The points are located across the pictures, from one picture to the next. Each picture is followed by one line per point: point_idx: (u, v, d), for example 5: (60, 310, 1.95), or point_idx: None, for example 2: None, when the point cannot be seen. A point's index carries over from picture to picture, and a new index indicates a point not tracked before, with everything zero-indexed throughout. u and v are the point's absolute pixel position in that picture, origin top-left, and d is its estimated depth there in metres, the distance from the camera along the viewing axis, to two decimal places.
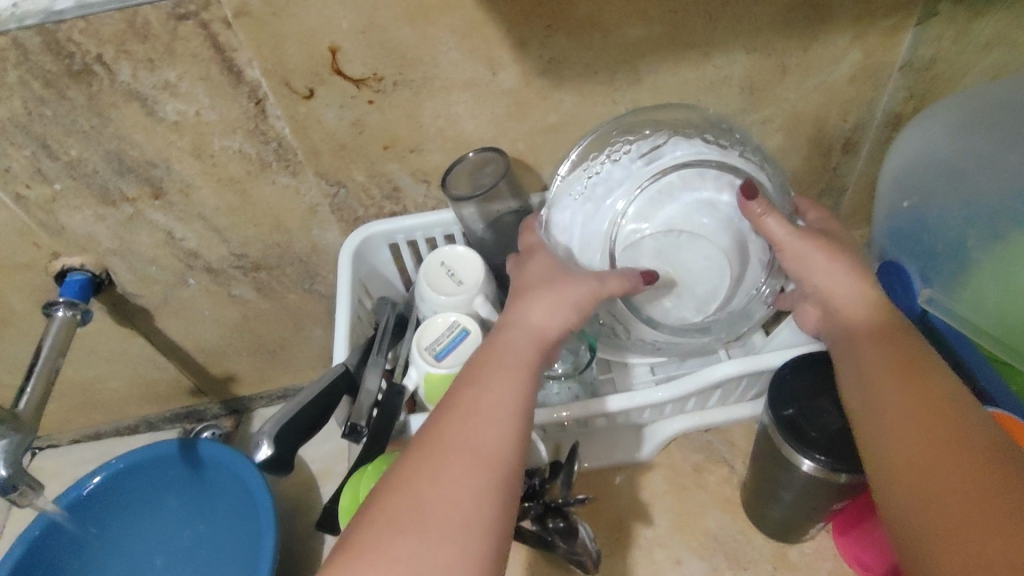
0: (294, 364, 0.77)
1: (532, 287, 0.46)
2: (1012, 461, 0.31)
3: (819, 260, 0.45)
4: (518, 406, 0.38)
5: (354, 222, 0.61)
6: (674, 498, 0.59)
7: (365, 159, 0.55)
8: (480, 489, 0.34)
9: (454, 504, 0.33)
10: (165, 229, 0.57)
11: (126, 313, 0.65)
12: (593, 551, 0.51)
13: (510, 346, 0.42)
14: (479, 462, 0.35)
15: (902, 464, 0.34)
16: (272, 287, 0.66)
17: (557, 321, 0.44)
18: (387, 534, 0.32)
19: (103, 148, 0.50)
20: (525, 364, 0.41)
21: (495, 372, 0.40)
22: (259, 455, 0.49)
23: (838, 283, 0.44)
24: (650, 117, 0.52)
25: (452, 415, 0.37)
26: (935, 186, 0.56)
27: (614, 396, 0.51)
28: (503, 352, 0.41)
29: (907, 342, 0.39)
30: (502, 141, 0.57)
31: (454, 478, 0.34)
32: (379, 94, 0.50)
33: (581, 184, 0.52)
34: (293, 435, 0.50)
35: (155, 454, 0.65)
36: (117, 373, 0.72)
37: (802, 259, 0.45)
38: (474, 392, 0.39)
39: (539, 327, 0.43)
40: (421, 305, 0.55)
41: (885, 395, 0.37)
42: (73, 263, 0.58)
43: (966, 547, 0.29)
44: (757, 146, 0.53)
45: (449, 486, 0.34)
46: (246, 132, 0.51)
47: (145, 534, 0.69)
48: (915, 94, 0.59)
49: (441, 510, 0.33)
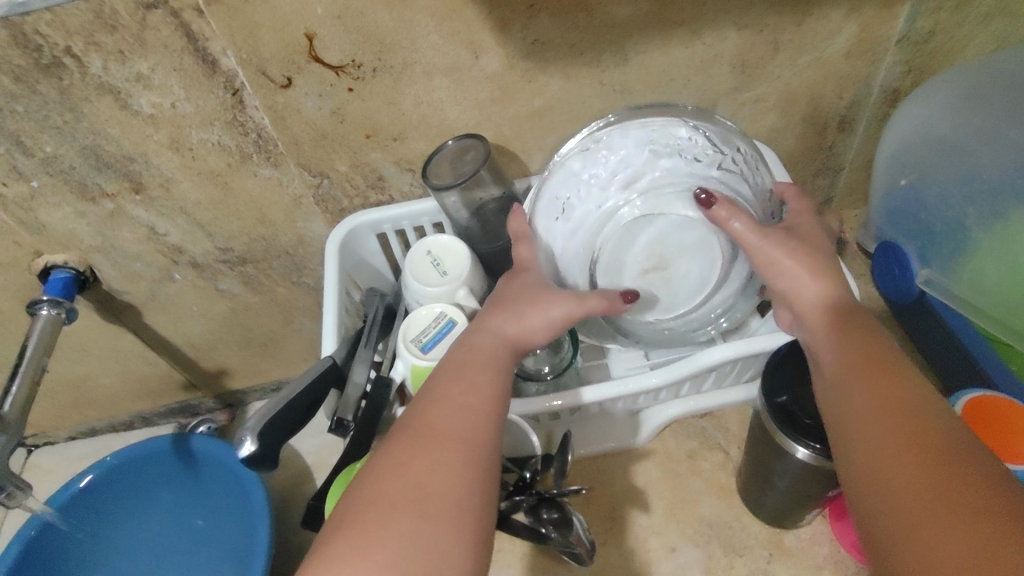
0: (286, 357, 0.76)
1: (519, 292, 0.46)
2: (973, 457, 0.30)
3: (783, 263, 0.44)
4: (496, 407, 0.38)
5: (340, 213, 0.60)
6: (668, 485, 0.58)
7: (347, 148, 0.54)
8: (458, 481, 0.33)
9: (431, 495, 0.32)
10: (147, 224, 0.57)
11: (114, 310, 0.64)
12: (588, 541, 0.49)
13: (488, 346, 0.42)
14: (459, 455, 0.34)
15: (870, 461, 0.33)
16: (260, 281, 0.65)
17: (545, 322, 0.44)
18: (365, 524, 0.31)
19: (79, 143, 0.49)
20: (501, 368, 0.40)
21: (465, 377, 0.39)
22: (243, 452, 0.47)
23: (800, 285, 0.43)
24: (626, 132, 0.48)
25: (434, 411, 0.37)
26: (934, 162, 0.55)
27: (591, 388, 0.50)
28: (477, 356, 0.41)
29: (878, 335, 0.39)
30: (487, 128, 0.55)
31: (435, 471, 0.33)
32: (358, 81, 0.49)
33: (559, 208, 0.50)
34: (280, 429, 0.48)
35: (150, 450, 0.65)
36: (109, 370, 0.71)
37: (771, 263, 0.44)
38: (453, 387, 0.38)
39: (518, 326, 0.43)
40: (406, 294, 0.54)
41: (860, 384, 0.36)
42: (56, 260, 0.57)
43: (931, 540, 0.28)
44: (735, 145, 0.50)
45: (430, 479, 0.33)
46: (224, 124, 0.50)
47: (145, 526, 0.70)
48: (914, 69, 0.57)
49: (424, 503, 0.32)
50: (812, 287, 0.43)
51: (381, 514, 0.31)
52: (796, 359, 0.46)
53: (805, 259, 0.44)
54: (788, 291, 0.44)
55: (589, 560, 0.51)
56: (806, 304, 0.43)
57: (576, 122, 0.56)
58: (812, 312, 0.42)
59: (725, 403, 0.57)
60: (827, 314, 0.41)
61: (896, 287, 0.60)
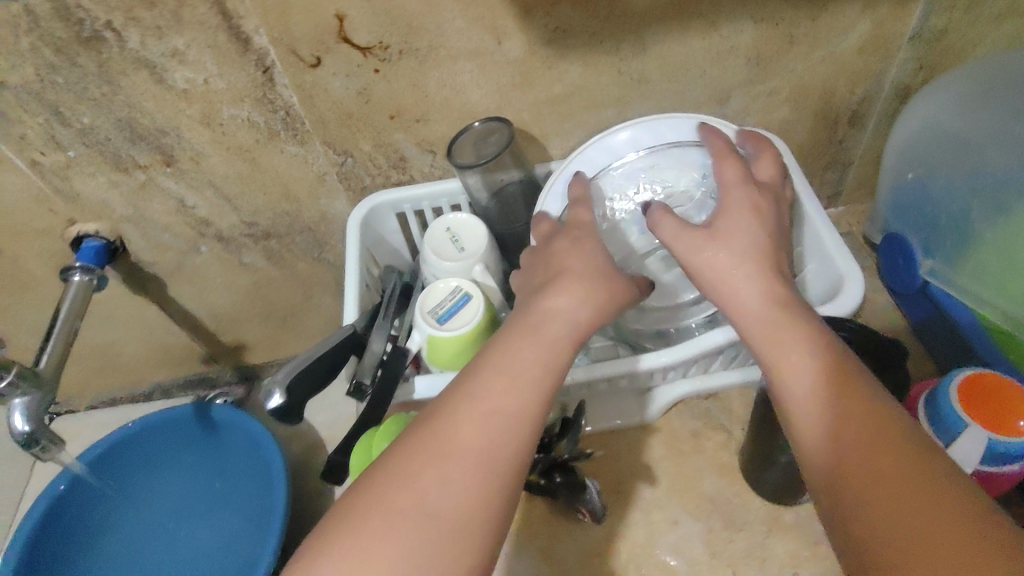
0: (305, 332, 0.79)
1: (564, 269, 0.44)
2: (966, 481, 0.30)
3: (725, 261, 0.40)
4: (519, 411, 0.36)
5: (362, 191, 0.62)
6: (671, 461, 0.58)
7: (371, 128, 0.56)
8: (461, 486, 0.33)
9: (433, 503, 0.33)
10: (177, 197, 0.59)
11: (140, 280, 0.66)
12: (595, 503, 0.51)
13: (501, 339, 0.40)
14: (469, 460, 0.34)
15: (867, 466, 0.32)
16: (282, 255, 0.67)
17: (581, 306, 0.42)
18: (369, 523, 0.32)
19: (115, 116, 0.51)
20: (522, 358, 0.38)
21: (474, 378, 0.38)
22: (271, 403, 0.48)
23: (748, 292, 0.39)
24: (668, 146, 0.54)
25: (454, 408, 0.36)
26: (940, 157, 0.57)
27: (646, 355, 0.51)
28: (487, 351, 0.39)
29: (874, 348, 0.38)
30: (508, 112, 0.57)
31: (445, 479, 0.34)
32: (385, 62, 0.51)
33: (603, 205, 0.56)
34: (306, 386, 0.49)
35: (173, 415, 0.67)
36: (134, 340, 0.74)
37: (709, 264, 0.41)
38: (470, 382, 0.38)
39: (538, 314, 0.41)
40: (424, 270, 0.56)
41: (859, 389, 0.34)
42: (87, 230, 0.60)
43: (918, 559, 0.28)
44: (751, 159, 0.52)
45: (438, 486, 0.33)
46: (254, 101, 0.52)
47: (161, 491, 0.72)
48: (925, 66, 0.58)
49: (428, 510, 0.33)
50: (755, 294, 0.39)
51: (382, 523, 0.32)
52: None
53: (743, 260, 0.40)
54: (733, 294, 0.39)
55: (597, 517, 0.52)
56: (755, 316, 0.38)
57: (593, 109, 0.58)
58: (758, 330, 0.37)
59: (730, 385, 0.58)
60: (787, 315, 0.37)
61: (903, 281, 0.62)
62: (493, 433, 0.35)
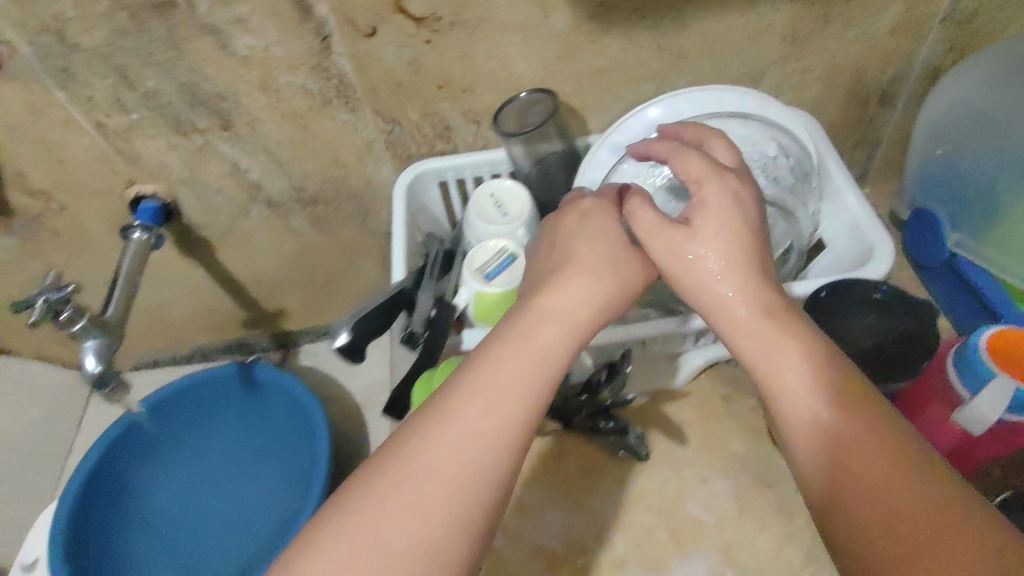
0: (342, 298, 0.82)
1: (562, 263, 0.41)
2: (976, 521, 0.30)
3: (711, 266, 0.38)
4: (497, 440, 0.34)
5: (407, 159, 0.65)
6: (701, 423, 0.60)
7: (419, 97, 0.58)
8: (422, 526, 0.31)
9: (392, 542, 0.31)
10: (232, 160, 0.61)
11: (191, 242, 0.69)
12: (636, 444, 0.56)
13: (487, 352, 0.37)
14: (439, 495, 0.32)
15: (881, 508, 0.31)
16: (328, 220, 0.70)
17: (576, 302, 0.39)
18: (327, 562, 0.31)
19: (178, 80, 0.54)
20: (502, 381, 0.35)
21: (452, 397, 0.35)
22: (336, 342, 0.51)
23: (736, 302, 0.37)
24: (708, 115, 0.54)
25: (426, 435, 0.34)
26: (968, 135, 0.59)
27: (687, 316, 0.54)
28: (470, 366, 0.36)
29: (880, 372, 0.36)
30: (551, 84, 0.59)
31: (407, 518, 0.32)
32: (436, 34, 0.53)
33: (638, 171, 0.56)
34: (367, 329, 0.52)
35: (216, 373, 0.70)
36: (180, 302, 0.77)
37: (692, 267, 0.39)
38: (448, 402, 0.35)
39: (528, 322, 0.38)
40: (467, 233, 0.59)
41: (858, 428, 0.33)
42: (145, 191, 0.63)
43: None
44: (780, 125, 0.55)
45: (398, 526, 0.31)
46: (310, 68, 0.55)
47: (207, 445, 0.75)
48: (955, 48, 0.60)
49: (389, 555, 0.31)
50: (742, 301, 0.37)
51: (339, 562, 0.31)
52: (852, 292, 0.49)
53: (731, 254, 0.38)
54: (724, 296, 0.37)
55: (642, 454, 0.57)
56: (748, 322, 0.36)
57: (632, 83, 0.60)
58: (748, 340, 0.36)
59: None
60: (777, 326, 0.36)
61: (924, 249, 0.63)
62: (466, 464, 0.33)
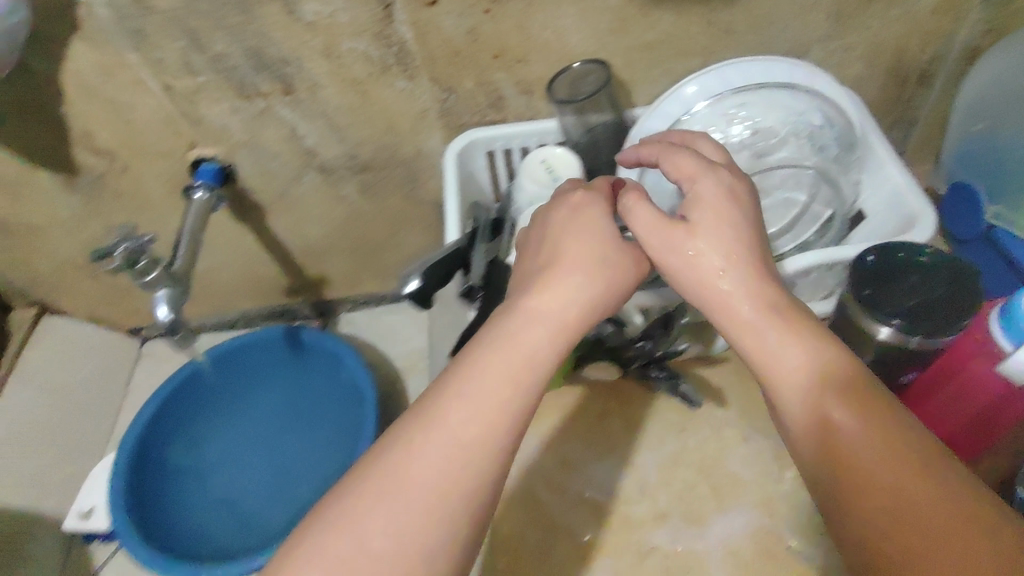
0: (385, 267, 0.84)
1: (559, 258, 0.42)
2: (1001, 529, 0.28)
3: (714, 264, 0.40)
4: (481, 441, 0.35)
5: (458, 128, 0.67)
6: (741, 386, 0.62)
7: (475, 67, 0.60)
8: (406, 525, 0.32)
9: (376, 544, 0.32)
10: (290, 125, 0.64)
11: (245, 206, 0.71)
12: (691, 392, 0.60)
13: (475, 353, 0.38)
14: (419, 497, 0.33)
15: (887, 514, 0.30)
16: (377, 188, 0.72)
17: (580, 291, 0.40)
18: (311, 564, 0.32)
19: (244, 44, 0.56)
20: (489, 380, 0.36)
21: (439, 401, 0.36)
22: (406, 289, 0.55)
23: (735, 299, 0.39)
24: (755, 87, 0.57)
25: (409, 440, 0.35)
26: (1008, 112, 0.63)
27: None
28: (459, 366, 0.38)
29: (882, 384, 0.35)
30: (602, 56, 0.61)
31: (390, 521, 0.32)
32: (496, 4, 0.55)
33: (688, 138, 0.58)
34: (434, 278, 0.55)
35: (268, 335, 0.75)
36: (230, 266, 0.79)
37: (692, 263, 0.40)
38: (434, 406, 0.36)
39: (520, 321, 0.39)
40: (518, 196, 0.61)
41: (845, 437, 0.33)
42: (206, 154, 0.65)
43: None
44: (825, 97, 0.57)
45: (381, 529, 0.32)
46: (372, 35, 0.57)
47: (256, 403, 0.80)
48: (994, 28, 0.62)
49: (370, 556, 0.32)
50: (742, 298, 0.39)
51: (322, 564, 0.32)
52: (897, 254, 0.48)
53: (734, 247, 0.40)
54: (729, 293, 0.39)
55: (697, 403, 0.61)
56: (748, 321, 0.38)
57: (681, 57, 0.62)
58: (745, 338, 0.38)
59: None
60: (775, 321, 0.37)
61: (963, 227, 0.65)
62: (452, 465, 0.34)
